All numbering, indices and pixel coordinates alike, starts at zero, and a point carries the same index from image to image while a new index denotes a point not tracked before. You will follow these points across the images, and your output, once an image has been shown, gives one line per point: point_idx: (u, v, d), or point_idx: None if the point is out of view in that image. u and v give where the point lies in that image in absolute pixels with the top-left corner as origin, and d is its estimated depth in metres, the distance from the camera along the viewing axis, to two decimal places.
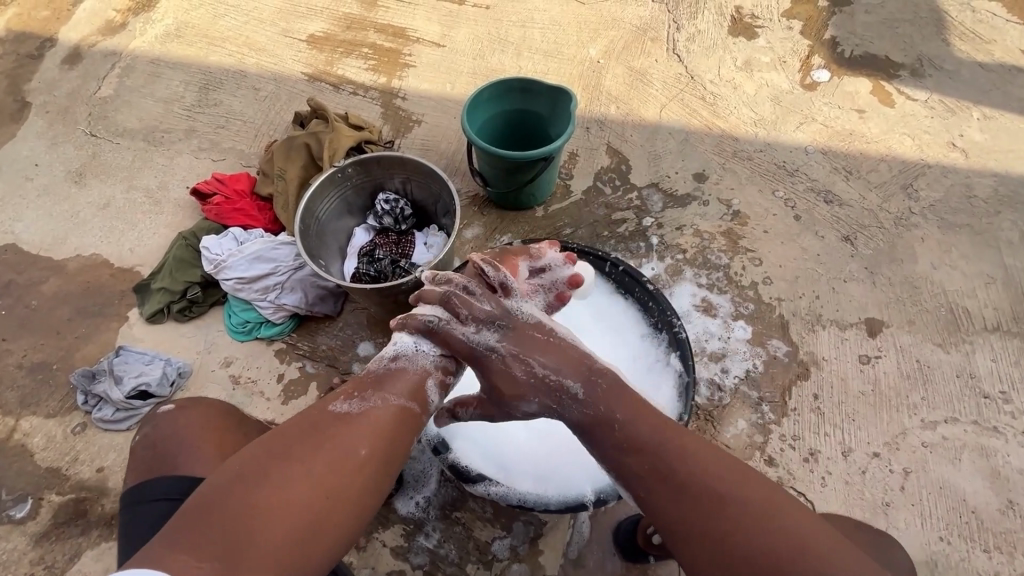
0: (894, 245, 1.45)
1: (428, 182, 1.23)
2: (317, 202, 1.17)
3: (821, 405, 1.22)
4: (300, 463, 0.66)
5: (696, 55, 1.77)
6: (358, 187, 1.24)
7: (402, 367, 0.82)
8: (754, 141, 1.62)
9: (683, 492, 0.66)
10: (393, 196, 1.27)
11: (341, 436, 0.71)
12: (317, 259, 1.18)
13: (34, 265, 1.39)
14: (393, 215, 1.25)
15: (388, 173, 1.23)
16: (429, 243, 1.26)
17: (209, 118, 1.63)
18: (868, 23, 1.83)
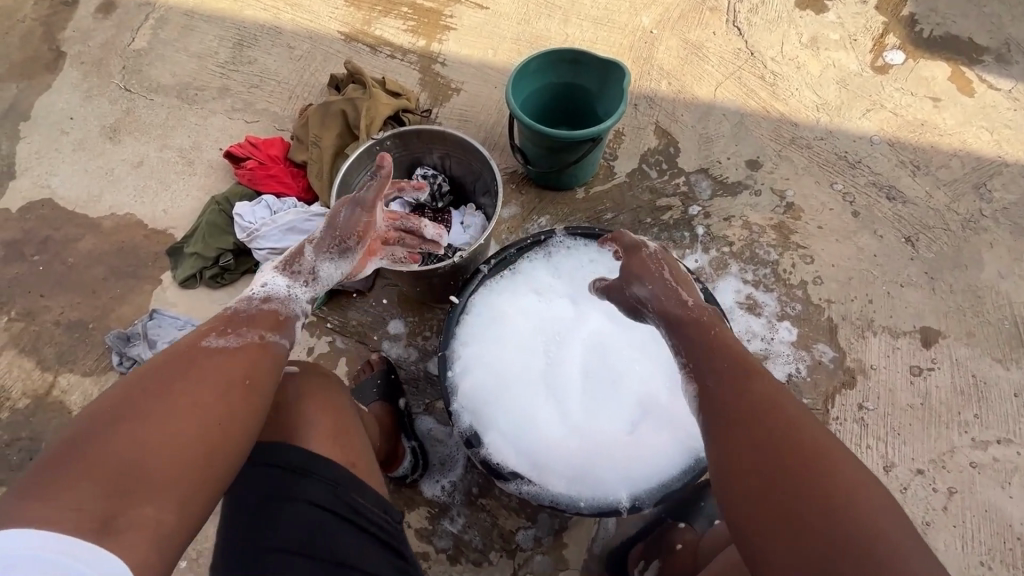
0: (959, 249, 1.36)
1: (468, 159, 1.18)
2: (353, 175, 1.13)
3: (866, 416, 1.17)
4: (175, 394, 0.64)
5: (758, 29, 1.64)
6: (393, 160, 1.20)
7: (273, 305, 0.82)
8: (815, 127, 1.51)
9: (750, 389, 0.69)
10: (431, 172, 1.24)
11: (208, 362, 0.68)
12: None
13: (70, 222, 1.39)
14: (430, 191, 1.22)
15: (426, 146, 1.19)
16: (466, 223, 1.23)
17: (242, 76, 1.59)
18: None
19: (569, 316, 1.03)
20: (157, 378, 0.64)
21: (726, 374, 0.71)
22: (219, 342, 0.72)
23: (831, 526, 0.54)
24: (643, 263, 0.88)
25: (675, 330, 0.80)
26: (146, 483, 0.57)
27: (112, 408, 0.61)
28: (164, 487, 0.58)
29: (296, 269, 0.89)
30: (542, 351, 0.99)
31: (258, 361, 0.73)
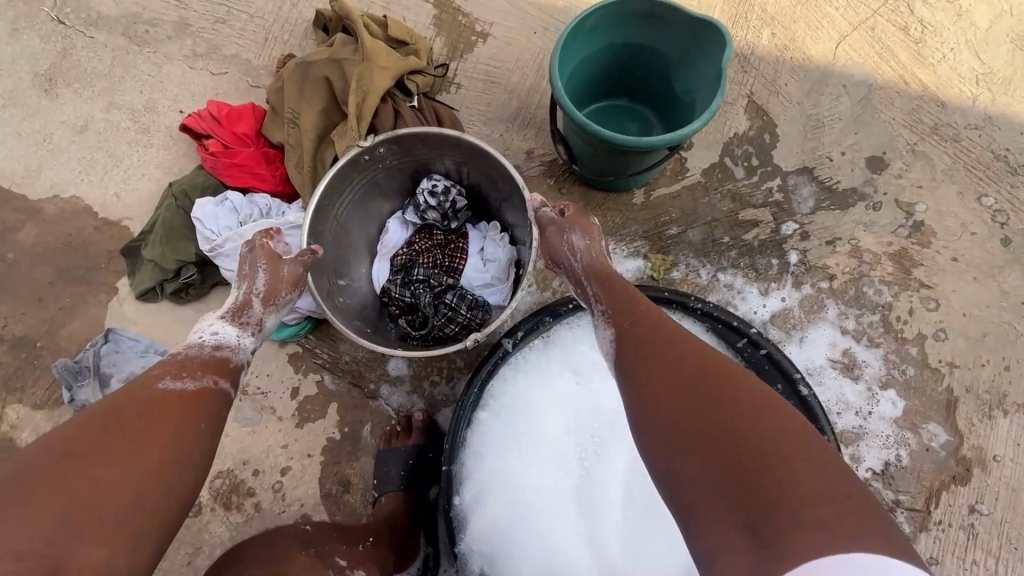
0: None
1: (491, 172, 0.90)
2: (336, 195, 0.88)
3: (978, 523, 0.92)
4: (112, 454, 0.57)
5: None
6: (391, 167, 0.93)
7: (223, 357, 0.72)
8: (969, 110, 1.11)
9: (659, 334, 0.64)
10: (444, 186, 0.96)
11: (156, 409, 0.61)
12: (339, 277, 0.94)
13: (6, 204, 1.14)
14: (441, 211, 0.95)
15: (432, 152, 0.91)
16: (487, 257, 0.97)
17: (204, 5, 1.21)
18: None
19: (616, 408, 0.76)
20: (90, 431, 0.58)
21: (644, 320, 0.67)
22: (172, 385, 0.65)
23: (767, 464, 0.50)
24: (577, 213, 0.83)
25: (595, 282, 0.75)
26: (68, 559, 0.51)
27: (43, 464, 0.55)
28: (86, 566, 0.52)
29: (242, 316, 0.77)
30: (575, 461, 0.74)
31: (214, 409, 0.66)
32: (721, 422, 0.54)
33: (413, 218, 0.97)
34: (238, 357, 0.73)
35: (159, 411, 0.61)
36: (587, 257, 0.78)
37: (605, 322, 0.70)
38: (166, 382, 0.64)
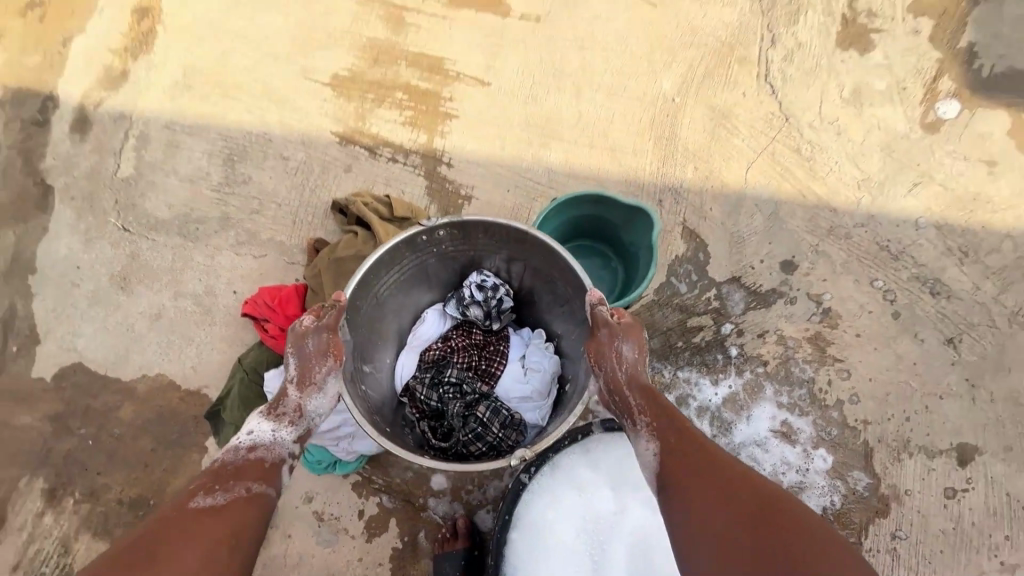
0: (1003, 348, 1.32)
1: (541, 264, 1.16)
2: (388, 267, 1.12)
3: (899, 546, 1.21)
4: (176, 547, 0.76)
5: (793, 84, 1.50)
6: (445, 252, 1.21)
7: (263, 456, 0.95)
8: (855, 211, 1.41)
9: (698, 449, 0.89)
10: (492, 283, 1.26)
11: (204, 513, 0.82)
12: (363, 362, 1.18)
13: (106, 388, 1.41)
14: (484, 306, 1.26)
15: (493, 246, 1.19)
16: (532, 367, 1.26)
17: (241, 200, 1.51)
18: (1019, 16, 1.53)
19: (609, 510, 1.08)
20: (156, 534, 0.78)
21: (674, 424, 0.93)
22: (210, 497, 0.85)
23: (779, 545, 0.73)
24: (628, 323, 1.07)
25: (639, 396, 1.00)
26: None
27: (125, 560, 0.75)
28: None
29: (278, 410, 1.02)
30: (586, 554, 1.06)
31: (249, 511, 0.86)
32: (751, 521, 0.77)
33: (455, 313, 1.27)
34: (277, 451, 0.97)
35: (206, 514, 0.82)
36: (631, 368, 1.03)
37: (649, 432, 0.95)
38: (206, 495, 0.85)
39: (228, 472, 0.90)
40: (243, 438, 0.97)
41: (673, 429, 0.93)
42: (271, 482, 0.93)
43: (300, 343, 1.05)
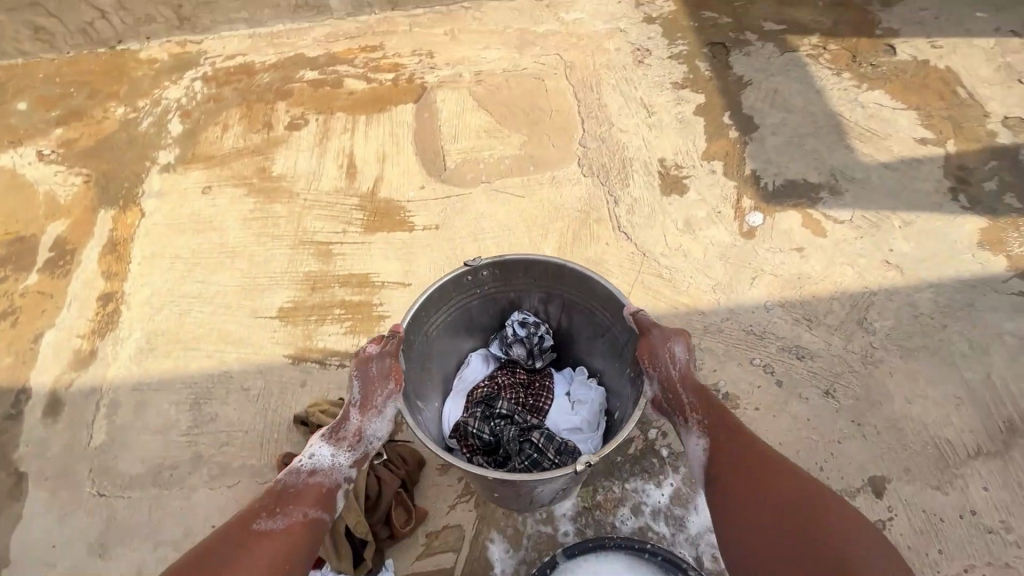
0: (869, 386, 1.61)
1: (578, 286, 1.61)
2: (441, 303, 1.58)
3: None
4: (247, 556, 1.13)
5: (640, 227, 1.95)
6: (488, 294, 1.70)
7: (321, 481, 1.30)
8: (718, 310, 1.76)
9: (752, 450, 1.27)
10: (531, 321, 1.72)
11: (267, 538, 1.17)
12: (419, 400, 1.59)
13: None
14: (525, 343, 1.69)
15: (526, 289, 1.69)
16: (576, 399, 1.68)
17: (210, 436, 1.67)
18: (777, 145, 2.12)
19: None
20: (231, 540, 1.15)
21: (725, 423, 1.34)
22: (272, 522, 1.20)
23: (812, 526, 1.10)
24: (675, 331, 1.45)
25: (696, 399, 1.38)
26: None
27: (209, 551, 1.13)
28: None
29: (338, 436, 1.35)
30: None
31: (299, 537, 1.20)
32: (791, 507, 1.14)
33: (500, 354, 1.72)
34: (332, 478, 1.31)
35: (264, 534, 1.17)
36: (682, 369, 1.41)
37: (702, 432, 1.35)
38: (267, 520, 1.20)
39: (291, 494, 1.26)
40: (307, 463, 1.33)
41: (724, 427, 1.33)
42: (323, 505, 1.28)
43: (366, 370, 1.36)
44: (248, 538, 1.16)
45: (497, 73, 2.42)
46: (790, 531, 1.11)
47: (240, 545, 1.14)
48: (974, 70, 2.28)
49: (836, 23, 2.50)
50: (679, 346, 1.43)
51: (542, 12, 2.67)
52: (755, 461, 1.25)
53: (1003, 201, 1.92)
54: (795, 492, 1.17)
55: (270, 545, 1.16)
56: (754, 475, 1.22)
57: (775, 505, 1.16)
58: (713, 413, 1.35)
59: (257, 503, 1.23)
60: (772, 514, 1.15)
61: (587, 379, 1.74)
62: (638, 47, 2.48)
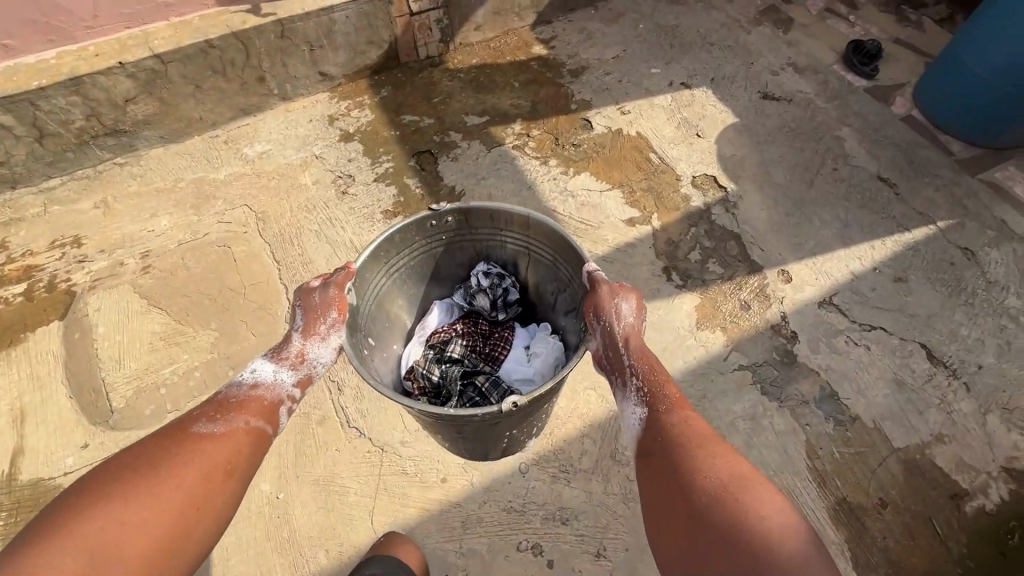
0: (635, 530, 1.53)
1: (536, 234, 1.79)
2: (404, 245, 1.79)
3: None
4: (191, 452, 1.09)
5: (373, 413, 1.69)
6: (451, 242, 1.92)
7: (264, 394, 1.28)
8: (474, 493, 1.57)
9: (691, 427, 1.19)
10: (496, 275, 1.94)
11: (208, 439, 1.12)
12: (371, 339, 1.82)
13: None
14: (487, 293, 1.91)
15: (491, 239, 1.91)
16: (533, 353, 1.87)
17: None
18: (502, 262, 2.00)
19: None
20: (167, 442, 1.10)
21: (661, 391, 1.28)
22: (211, 426, 1.15)
23: (735, 511, 0.99)
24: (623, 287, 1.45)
25: (636, 360, 1.34)
26: (166, 489, 1.01)
27: (143, 453, 1.07)
28: (175, 495, 1.01)
29: (283, 358, 1.35)
30: None
31: (246, 442, 1.17)
32: (715, 489, 1.03)
33: (465, 304, 1.95)
34: (273, 394, 1.29)
35: (203, 435, 1.13)
36: (627, 327, 1.38)
37: (636, 398, 1.29)
38: (205, 424, 1.15)
39: (233, 404, 1.23)
40: (248, 377, 1.30)
41: (664, 399, 1.26)
42: (267, 418, 1.25)
43: (308, 296, 1.40)
44: (184, 436, 1.12)
45: (171, 250, 1.97)
46: (708, 513, 1.00)
47: (178, 442, 1.10)
48: (660, 130, 2.40)
49: (534, 104, 2.48)
50: (624, 293, 1.42)
51: (220, 152, 2.26)
52: (685, 438, 1.16)
53: (708, 269, 2.00)
54: (729, 473, 1.06)
55: (219, 443, 1.13)
56: (682, 451, 1.13)
57: (697, 483, 1.06)
58: (649, 377, 1.31)
59: (196, 410, 1.19)
60: (696, 491, 1.04)
61: (548, 335, 1.93)
62: (340, 174, 2.21)
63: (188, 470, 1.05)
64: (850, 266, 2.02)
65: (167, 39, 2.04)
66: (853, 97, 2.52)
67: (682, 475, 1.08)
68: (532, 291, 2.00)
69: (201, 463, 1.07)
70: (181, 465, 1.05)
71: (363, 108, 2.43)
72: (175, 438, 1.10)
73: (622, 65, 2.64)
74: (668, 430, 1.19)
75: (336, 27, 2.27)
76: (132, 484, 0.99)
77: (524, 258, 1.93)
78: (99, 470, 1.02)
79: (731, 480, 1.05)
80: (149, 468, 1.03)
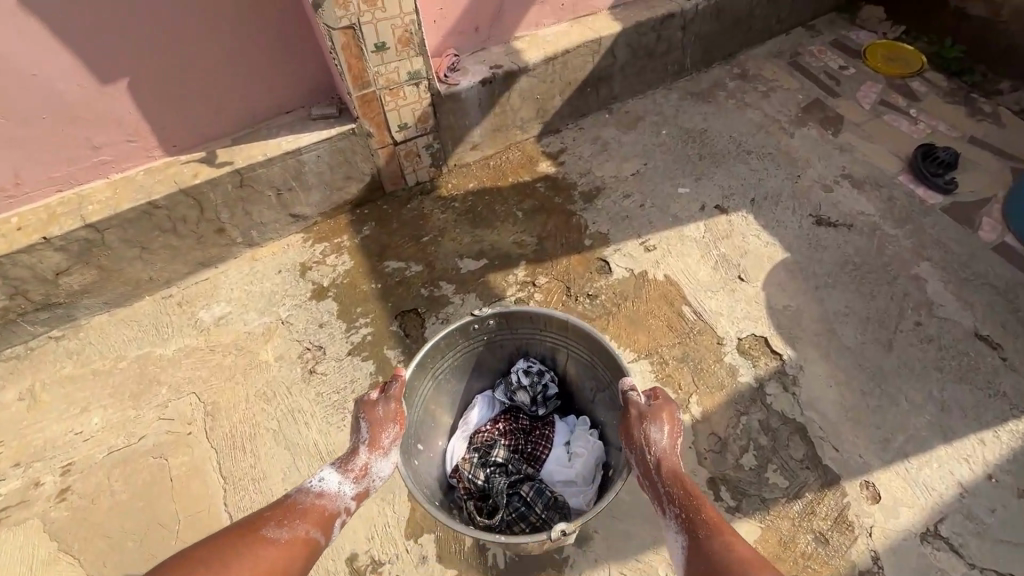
0: None
1: (584, 336, 1.64)
2: (447, 349, 1.67)
3: None
4: (257, 553, 1.17)
5: None
6: (492, 340, 1.78)
7: (325, 505, 1.34)
8: None
9: (726, 549, 1.13)
10: (536, 370, 1.77)
11: (273, 542, 1.21)
12: (419, 441, 1.66)
13: None
14: (530, 389, 1.75)
15: (532, 338, 1.76)
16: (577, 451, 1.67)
17: None
18: (501, 472, 1.59)
19: None
20: (237, 536, 1.19)
21: (701, 513, 1.22)
22: (277, 529, 1.24)
23: None
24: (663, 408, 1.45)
25: (670, 481, 1.31)
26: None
27: (218, 544, 1.17)
28: None
29: (347, 469, 1.41)
30: None
31: (302, 550, 1.24)
32: None
33: (505, 399, 1.78)
34: (336, 505, 1.35)
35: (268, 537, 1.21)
36: (660, 451, 1.37)
37: (675, 526, 1.24)
38: (273, 527, 1.24)
39: (300, 510, 1.30)
40: (315, 485, 1.37)
41: (703, 526, 1.19)
42: (323, 528, 1.30)
43: (373, 408, 1.45)
44: (252, 534, 1.21)
45: (99, 462, 1.62)
46: None
47: (245, 541, 1.19)
48: (693, 271, 1.99)
49: (540, 239, 2.10)
50: (654, 412, 1.42)
51: (171, 318, 1.93)
52: (720, 564, 1.10)
53: (767, 480, 1.54)
54: None
55: (282, 549, 1.21)
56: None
57: None
58: (681, 496, 1.27)
59: (266, 511, 1.28)
60: None
61: (590, 432, 1.72)
62: (309, 345, 1.85)
63: (249, 569, 1.14)
64: (956, 472, 1.54)
65: (104, 203, 1.73)
66: (927, 219, 2.08)
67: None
68: (575, 388, 1.80)
69: (262, 566, 1.15)
70: (245, 568, 1.14)
71: (340, 252, 2.09)
72: (244, 533, 1.20)
73: (644, 184, 2.26)
74: (706, 557, 1.13)
75: (307, 168, 1.95)
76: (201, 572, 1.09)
77: (568, 356, 1.75)
78: (179, 559, 1.13)
79: None
80: (216, 560, 1.12)
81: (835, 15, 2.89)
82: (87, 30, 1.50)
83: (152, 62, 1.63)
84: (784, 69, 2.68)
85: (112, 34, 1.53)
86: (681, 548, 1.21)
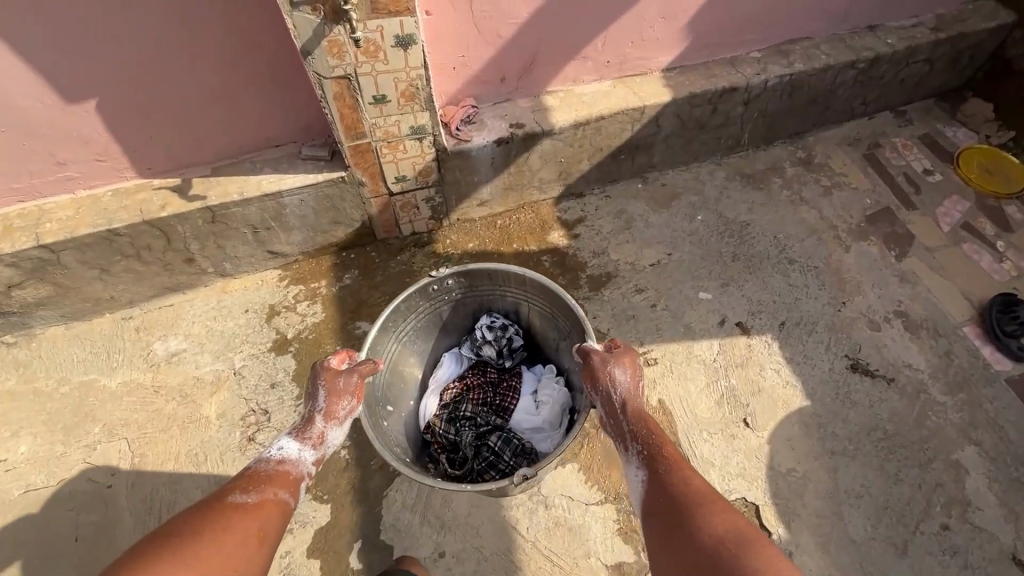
0: None
1: (542, 290, 1.77)
2: (409, 313, 1.78)
3: None
4: (231, 523, 1.11)
5: None
6: (456, 300, 1.91)
7: (287, 470, 1.31)
8: None
9: (684, 484, 1.18)
10: (499, 327, 1.91)
11: (246, 509, 1.16)
12: (389, 403, 1.78)
13: None
14: (495, 345, 1.89)
15: (493, 293, 1.89)
16: (542, 399, 1.83)
17: None
18: None
19: None
20: (204, 512, 1.12)
21: (661, 448, 1.28)
22: (245, 497, 1.19)
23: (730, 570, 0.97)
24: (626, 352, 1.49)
25: (632, 419, 1.36)
26: (216, 548, 1.04)
27: (185, 522, 1.08)
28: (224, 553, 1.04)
29: (305, 438, 1.38)
30: None
31: (275, 512, 1.21)
32: (709, 551, 1.02)
33: (472, 355, 1.92)
34: (298, 470, 1.32)
35: (239, 506, 1.16)
36: (625, 391, 1.41)
37: (636, 460, 1.30)
38: (239, 496, 1.19)
39: (263, 478, 1.26)
40: (273, 454, 1.34)
41: (664, 459, 1.25)
42: (290, 492, 1.27)
43: (333, 377, 1.46)
44: (220, 506, 1.14)
45: (14, 499, 1.54)
46: None
47: (216, 513, 1.12)
48: (693, 402, 1.73)
49: None
50: (619, 353, 1.47)
51: (125, 345, 1.82)
52: (677, 497, 1.16)
53: None
54: (722, 528, 1.06)
55: (255, 512, 1.16)
56: (677, 513, 1.13)
57: (692, 543, 1.05)
58: (641, 433, 1.33)
59: (228, 484, 1.22)
60: (693, 555, 1.03)
61: (555, 379, 1.88)
62: (255, 407, 1.70)
63: (227, 537, 1.08)
64: None
65: (63, 223, 1.61)
66: (986, 392, 1.76)
67: (686, 535, 1.07)
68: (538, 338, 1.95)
69: (238, 532, 1.10)
70: (223, 534, 1.08)
71: (314, 299, 1.92)
72: (215, 506, 1.14)
73: (663, 279, 1.99)
74: (665, 489, 1.19)
75: (288, 211, 1.77)
76: (179, 547, 1.01)
77: (531, 309, 1.89)
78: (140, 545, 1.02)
79: (725, 539, 1.03)
80: (192, 533, 1.05)
81: (933, 102, 2.48)
82: (57, 55, 1.35)
83: (130, 84, 1.46)
84: (857, 161, 2.31)
85: (83, 50, 1.36)
86: (641, 480, 1.27)
